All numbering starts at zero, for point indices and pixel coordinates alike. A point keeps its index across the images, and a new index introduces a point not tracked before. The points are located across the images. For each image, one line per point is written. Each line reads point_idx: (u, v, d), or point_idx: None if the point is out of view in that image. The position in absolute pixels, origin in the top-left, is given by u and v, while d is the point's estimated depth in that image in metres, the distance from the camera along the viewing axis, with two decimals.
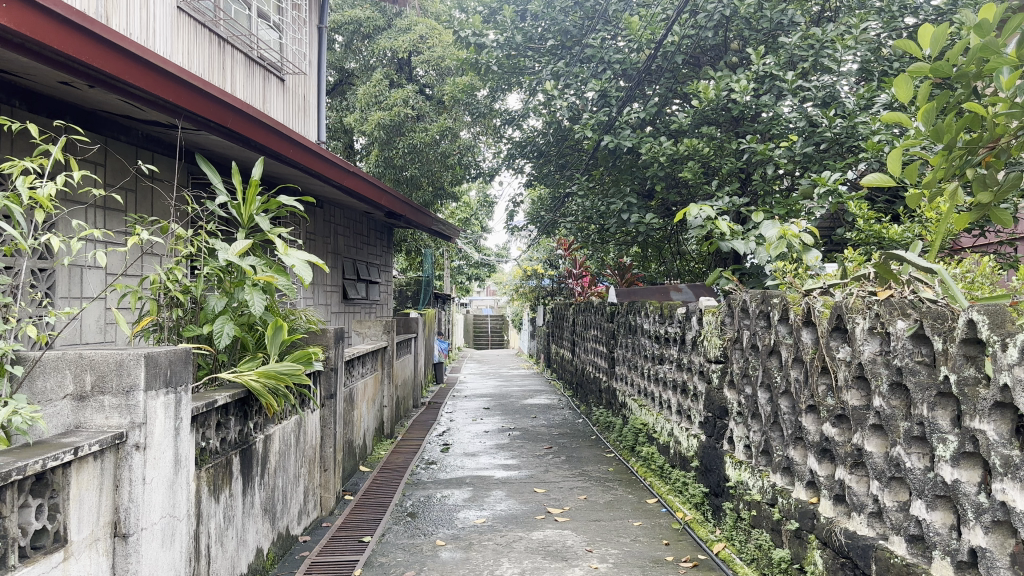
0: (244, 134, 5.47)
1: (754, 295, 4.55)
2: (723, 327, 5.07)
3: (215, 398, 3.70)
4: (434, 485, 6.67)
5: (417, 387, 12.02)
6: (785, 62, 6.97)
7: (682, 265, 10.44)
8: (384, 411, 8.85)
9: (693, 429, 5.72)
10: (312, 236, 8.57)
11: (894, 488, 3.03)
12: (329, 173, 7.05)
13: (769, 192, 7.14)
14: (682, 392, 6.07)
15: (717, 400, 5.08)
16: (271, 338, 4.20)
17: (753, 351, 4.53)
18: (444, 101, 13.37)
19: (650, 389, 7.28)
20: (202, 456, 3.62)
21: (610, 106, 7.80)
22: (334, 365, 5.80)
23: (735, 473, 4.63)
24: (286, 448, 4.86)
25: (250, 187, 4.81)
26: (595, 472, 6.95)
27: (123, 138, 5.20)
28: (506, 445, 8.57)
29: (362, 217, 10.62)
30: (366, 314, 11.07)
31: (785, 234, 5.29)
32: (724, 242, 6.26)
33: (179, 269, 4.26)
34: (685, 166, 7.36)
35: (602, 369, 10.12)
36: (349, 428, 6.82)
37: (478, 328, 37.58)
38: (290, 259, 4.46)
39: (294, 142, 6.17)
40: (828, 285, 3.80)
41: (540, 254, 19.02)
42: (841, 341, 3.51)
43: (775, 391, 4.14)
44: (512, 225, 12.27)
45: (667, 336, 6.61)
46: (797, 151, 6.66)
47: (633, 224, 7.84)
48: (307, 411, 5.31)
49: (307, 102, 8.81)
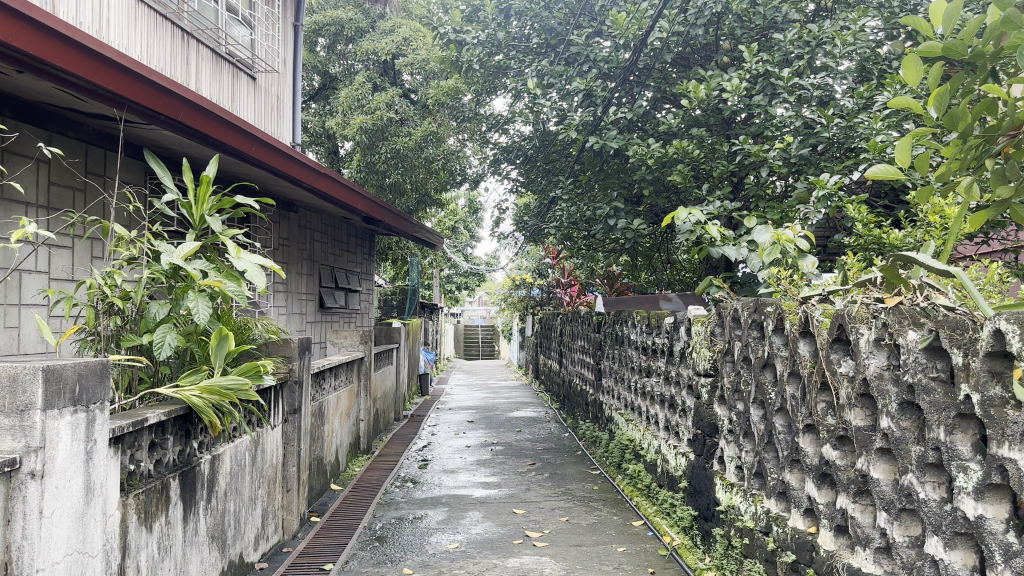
0: (198, 130, 5.07)
1: (745, 303, 4.20)
2: (712, 338, 4.70)
3: (146, 415, 3.31)
4: (407, 506, 6.28)
5: (398, 399, 11.63)
6: (779, 59, 6.65)
7: (672, 274, 10.15)
8: (361, 425, 8.48)
9: (681, 447, 5.36)
10: (285, 242, 8.19)
11: (904, 521, 2.69)
12: (299, 177, 6.66)
13: (761, 197, 6.82)
14: (669, 407, 5.72)
15: (707, 417, 4.71)
16: (215, 349, 3.82)
17: (745, 363, 4.17)
18: (429, 106, 13.04)
19: (637, 404, 6.91)
20: (131, 481, 3.23)
21: (596, 106, 7.44)
22: (298, 379, 5.46)
23: (726, 497, 4.25)
24: (239, 470, 4.49)
25: (201, 185, 4.43)
26: (578, 491, 6.57)
27: (69, 133, 4.86)
28: (487, 461, 8.17)
29: (340, 223, 10.25)
30: (345, 325, 10.69)
31: (779, 239, 4.95)
32: (715, 248, 5.91)
33: (118, 272, 3.90)
34: (674, 169, 7.02)
35: (589, 382, 9.74)
36: (318, 444, 6.43)
37: (468, 339, 37.17)
38: (241, 265, 4.09)
39: (257, 140, 5.78)
40: (828, 292, 3.43)
41: (529, 263, 18.69)
42: (843, 354, 3.15)
43: (769, 409, 3.78)
44: (499, 232, 11.93)
45: (654, 347, 6.25)
46: (793, 152, 6.33)
47: (620, 229, 7.47)
48: (265, 428, 4.94)
49: (281, 102, 8.45)
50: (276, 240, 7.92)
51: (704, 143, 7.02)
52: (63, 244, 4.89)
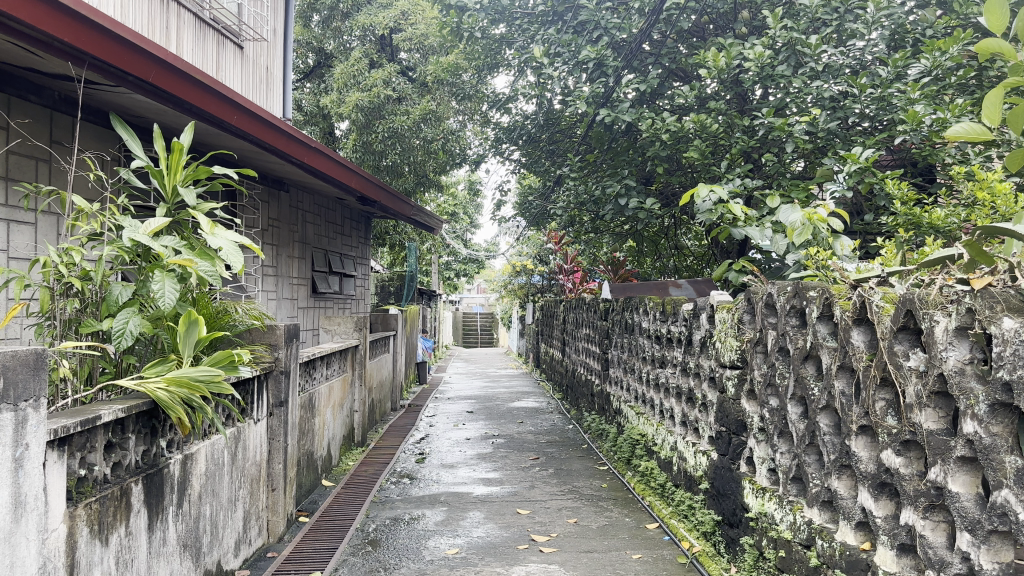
0: (173, 94, 4.58)
1: (782, 287, 3.75)
2: (740, 327, 4.25)
3: (100, 411, 2.86)
4: (403, 504, 5.84)
5: (395, 388, 11.18)
6: (805, 25, 6.17)
7: (678, 261, 9.88)
8: (355, 416, 8.05)
9: (701, 445, 4.91)
10: (274, 223, 7.75)
11: (994, 546, 2.26)
12: (290, 152, 6.19)
13: (782, 174, 6.37)
14: (687, 401, 5.27)
15: (734, 413, 4.28)
16: (183, 337, 3.36)
17: (781, 354, 3.73)
18: (428, 84, 12.57)
19: (649, 396, 6.47)
20: (84, 487, 2.79)
21: (607, 77, 6.98)
22: (285, 368, 5.03)
23: (757, 504, 3.82)
24: (217, 470, 4.06)
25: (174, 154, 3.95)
26: (586, 489, 6.13)
27: (32, 99, 4.41)
28: (487, 456, 7.73)
29: (334, 204, 9.79)
30: (339, 311, 10.25)
31: (814, 218, 4.54)
32: (737, 229, 5.46)
33: (77, 248, 3.44)
34: (690, 145, 6.56)
35: (594, 372, 9.30)
36: (308, 438, 6.00)
37: (467, 327, 36.75)
38: (214, 242, 3.66)
39: (242, 109, 5.30)
40: (887, 273, 3.03)
41: (529, 249, 18.24)
42: (910, 345, 2.70)
43: (812, 407, 3.35)
44: (500, 215, 11.50)
45: (670, 336, 5.80)
46: (820, 126, 5.89)
47: (631, 210, 6.99)
48: (247, 423, 4.50)
49: (271, 73, 7.98)
50: (264, 220, 7.48)
51: (724, 118, 6.58)
52: (24, 220, 4.44)
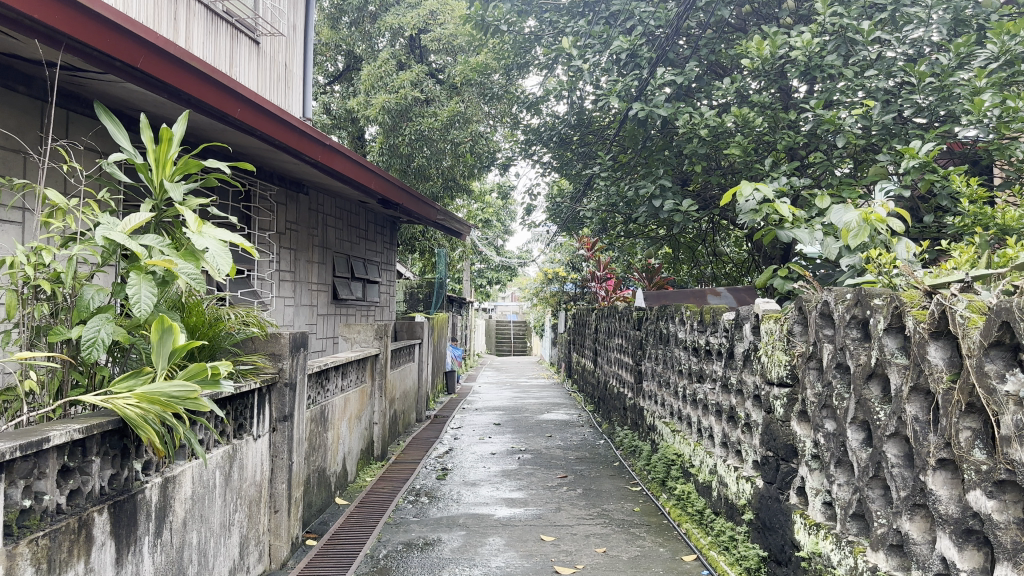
0: (170, 85, 4.21)
1: (840, 295, 3.27)
2: (790, 340, 3.77)
3: (49, 434, 2.49)
4: (419, 527, 5.43)
5: (420, 399, 10.80)
6: (857, 11, 5.68)
7: (716, 268, 9.49)
8: (375, 429, 7.67)
9: (744, 471, 4.43)
10: (292, 226, 7.42)
11: None
12: (304, 151, 5.81)
13: (833, 173, 5.86)
14: (728, 421, 4.79)
15: (783, 437, 3.80)
16: (157, 345, 2.97)
17: (839, 371, 3.25)
18: (457, 86, 12.23)
19: (685, 413, 5.99)
20: (31, 521, 2.42)
21: (641, 69, 6.56)
22: (289, 380, 4.66)
23: (810, 542, 3.34)
24: (206, 493, 3.69)
25: (162, 148, 3.58)
26: (617, 513, 5.66)
27: (21, 89, 4.11)
28: (512, 473, 7.28)
29: (358, 208, 9.46)
30: (362, 318, 9.91)
31: (873, 219, 4.12)
32: (784, 230, 4.97)
33: (46, 247, 3.09)
34: (730, 142, 6.09)
35: (627, 384, 8.83)
36: (318, 455, 5.62)
37: (500, 335, 36.47)
38: (200, 242, 3.29)
39: (250, 103, 4.92)
40: (973, 278, 2.53)
41: (562, 256, 17.80)
42: (1005, 364, 2.21)
43: (877, 433, 2.87)
44: (531, 220, 11.09)
45: (709, 348, 5.32)
46: (875, 119, 5.39)
47: (667, 212, 6.50)
48: (243, 442, 4.12)
49: (289, 71, 7.67)
50: (281, 223, 7.14)
51: (769, 112, 6.12)
52: (8, 219, 4.17)
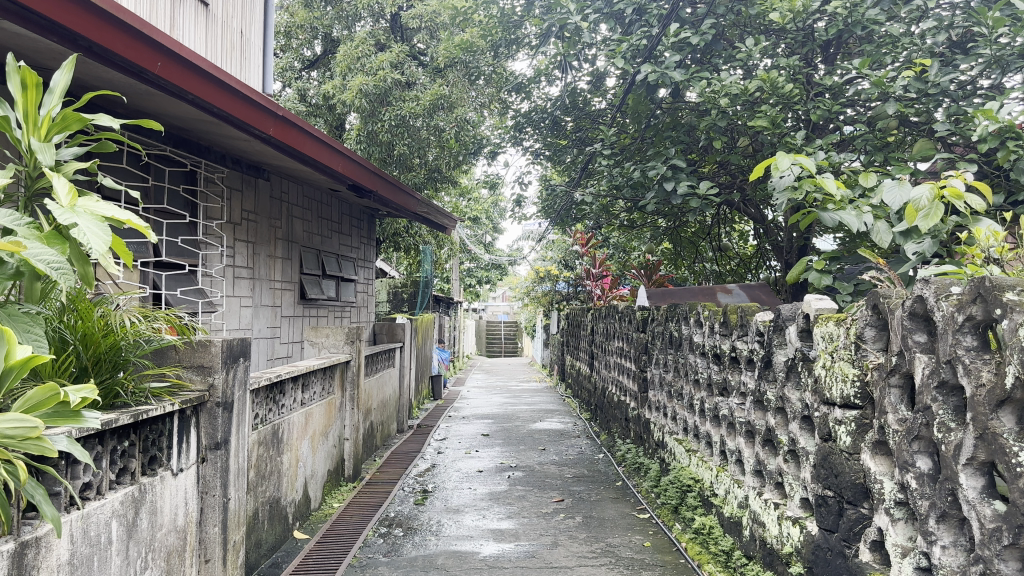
0: (62, 25, 3.28)
1: (944, 289, 2.39)
2: (860, 350, 2.90)
3: None
4: (388, 571, 4.52)
5: (401, 409, 9.88)
6: None
7: (722, 263, 8.69)
8: (345, 445, 6.77)
9: (788, 510, 3.56)
10: (249, 214, 6.49)
11: None
12: (250, 121, 4.83)
13: (875, 150, 5.00)
14: (764, 444, 3.92)
15: (850, 475, 2.93)
16: None
17: (943, 393, 2.38)
18: (441, 68, 11.41)
19: (703, 430, 5.14)
20: None
21: (650, 27, 5.76)
22: (222, 400, 3.76)
23: None
24: (96, 553, 2.76)
25: (30, 98, 2.62)
26: (624, 549, 4.78)
27: None
28: (501, 496, 6.38)
29: (329, 198, 8.56)
30: (336, 320, 9.03)
31: (949, 194, 3.21)
32: (827, 212, 3.99)
33: None
34: (757, 113, 5.23)
35: (628, 392, 7.97)
36: (267, 484, 4.69)
37: (489, 336, 35.84)
38: (68, 217, 2.38)
39: (172, 55, 3.94)
40: None
41: (554, 253, 16.98)
42: None
43: (1018, 484, 2.00)
44: (521, 212, 10.27)
45: (735, 355, 4.46)
46: (930, 81, 4.58)
47: (681, 196, 5.64)
48: (152, 482, 3.21)
49: (244, 39, 6.79)
50: (235, 211, 6.22)
51: (798, 78, 5.28)
52: None
